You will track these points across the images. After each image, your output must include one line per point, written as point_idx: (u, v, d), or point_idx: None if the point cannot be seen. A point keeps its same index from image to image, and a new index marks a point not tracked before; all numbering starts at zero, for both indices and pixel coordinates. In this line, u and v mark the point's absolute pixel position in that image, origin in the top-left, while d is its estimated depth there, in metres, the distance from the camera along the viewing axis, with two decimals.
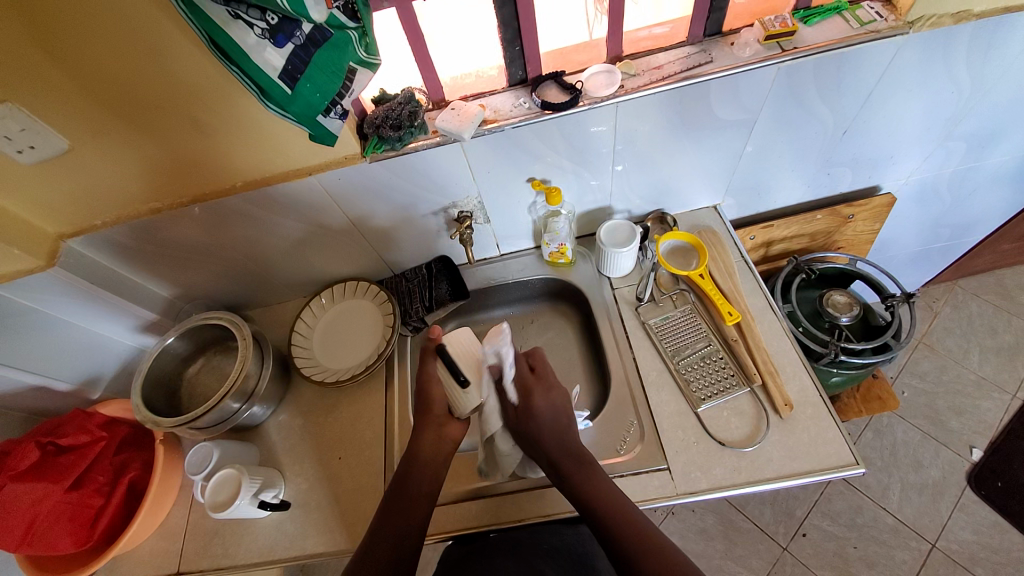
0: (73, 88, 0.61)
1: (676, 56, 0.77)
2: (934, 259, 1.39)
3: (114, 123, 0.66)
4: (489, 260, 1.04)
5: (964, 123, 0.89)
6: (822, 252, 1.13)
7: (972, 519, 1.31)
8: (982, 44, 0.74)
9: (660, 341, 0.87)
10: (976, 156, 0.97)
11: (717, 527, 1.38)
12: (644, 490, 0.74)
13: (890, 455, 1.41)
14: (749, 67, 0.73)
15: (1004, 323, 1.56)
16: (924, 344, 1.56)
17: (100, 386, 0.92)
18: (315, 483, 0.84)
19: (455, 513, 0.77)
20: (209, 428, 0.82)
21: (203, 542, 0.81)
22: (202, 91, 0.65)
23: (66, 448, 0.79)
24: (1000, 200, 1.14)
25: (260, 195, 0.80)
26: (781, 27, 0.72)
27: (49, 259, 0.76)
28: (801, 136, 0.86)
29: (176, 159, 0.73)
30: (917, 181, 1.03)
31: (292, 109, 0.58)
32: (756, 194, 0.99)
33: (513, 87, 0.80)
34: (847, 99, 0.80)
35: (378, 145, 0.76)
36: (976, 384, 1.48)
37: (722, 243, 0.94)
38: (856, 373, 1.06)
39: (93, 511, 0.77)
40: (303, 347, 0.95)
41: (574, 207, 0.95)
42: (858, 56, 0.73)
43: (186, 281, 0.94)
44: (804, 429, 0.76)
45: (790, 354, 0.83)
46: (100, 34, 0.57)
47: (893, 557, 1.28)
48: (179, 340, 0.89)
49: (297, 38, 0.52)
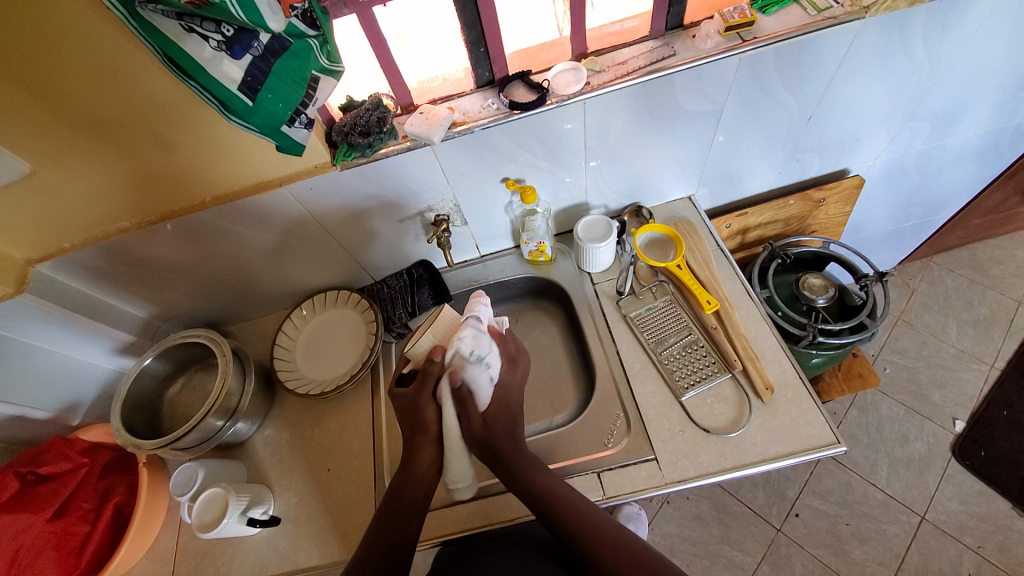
0: (31, 108, 0.60)
1: (640, 51, 0.78)
2: (907, 237, 1.42)
3: (79, 143, 0.65)
4: (469, 262, 1.04)
5: (926, 104, 0.91)
6: (798, 236, 1.15)
7: (958, 489, 1.34)
8: (935, 26, 0.76)
9: (642, 333, 0.87)
10: (940, 134, 1.00)
11: (712, 512, 1.40)
12: (633, 482, 0.74)
13: (876, 432, 1.44)
14: (711, 59, 0.74)
15: (979, 296, 1.60)
16: (904, 321, 1.60)
17: (80, 412, 0.90)
18: (305, 496, 0.83)
19: (443, 519, 0.76)
20: (194, 448, 0.80)
21: (193, 564, 0.80)
22: (165, 106, 0.64)
23: (47, 476, 0.78)
24: (966, 175, 1.17)
25: (231, 208, 0.79)
26: (740, 18, 0.74)
27: (18, 286, 0.75)
28: (767, 124, 0.87)
29: (144, 175, 0.72)
30: (885, 161, 1.05)
31: (255, 120, 0.57)
32: (729, 183, 1.00)
33: (482, 89, 0.80)
34: (809, 86, 0.81)
35: (348, 152, 0.76)
36: (955, 357, 1.52)
37: (698, 233, 0.95)
38: (835, 353, 1.08)
39: (78, 539, 0.75)
40: (286, 360, 0.94)
41: (549, 205, 0.95)
42: (816, 43, 0.75)
43: (163, 300, 0.93)
44: (785, 412, 0.77)
45: (768, 339, 0.84)
46: (58, 54, 0.56)
47: (884, 531, 1.30)
48: (158, 360, 0.87)
49: (254, 49, 0.52)
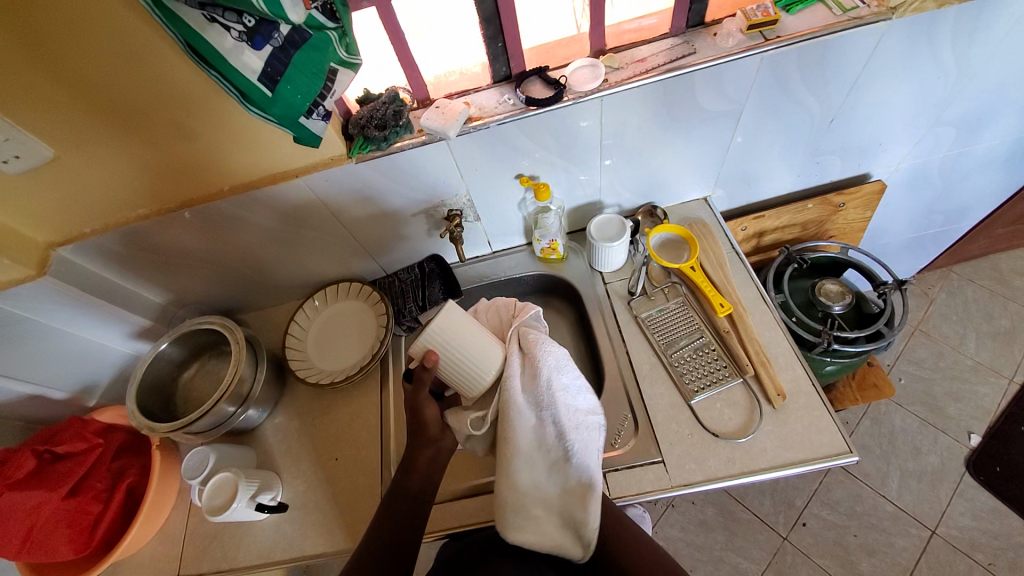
0: (58, 95, 0.61)
1: (659, 49, 0.77)
2: (928, 245, 1.38)
3: (103, 130, 0.66)
4: (480, 258, 1.04)
5: (953, 109, 0.88)
6: (815, 241, 1.13)
7: (972, 504, 1.31)
8: (967, 28, 0.74)
9: (653, 334, 0.87)
10: (968, 139, 0.97)
11: (717, 518, 1.39)
12: (638, 484, 0.74)
13: (889, 443, 1.42)
14: (732, 58, 0.72)
15: (1001, 308, 1.56)
16: (921, 331, 1.56)
17: (97, 394, 0.93)
18: (312, 485, 0.84)
19: (449, 513, 0.76)
20: (206, 433, 0.82)
21: (202, 547, 0.81)
22: (187, 95, 0.65)
23: (62, 456, 0.79)
24: (993, 183, 1.14)
25: (247, 198, 0.79)
26: (764, 16, 0.72)
27: (40, 268, 0.77)
28: (788, 125, 0.85)
29: (163, 163, 0.73)
30: (908, 167, 1.02)
31: (273, 112, 0.57)
32: (746, 185, 0.99)
33: (498, 84, 0.80)
34: (833, 87, 0.79)
35: (364, 145, 0.76)
36: (974, 370, 1.48)
37: (713, 235, 0.94)
38: (850, 362, 1.06)
39: (90, 517, 0.77)
40: (297, 350, 0.95)
41: (563, 203, 0.94)
42: (841, 43, 0.73)
43: (179, 287, 0.94)
44: (796, 419, 0.76)
45: (781, 344, 0.83)
46: (86, 42, 0.57)
47: (893, 544, 1.28)
48: (173, 346, 0.89)
49: (274, 40, 0.52)
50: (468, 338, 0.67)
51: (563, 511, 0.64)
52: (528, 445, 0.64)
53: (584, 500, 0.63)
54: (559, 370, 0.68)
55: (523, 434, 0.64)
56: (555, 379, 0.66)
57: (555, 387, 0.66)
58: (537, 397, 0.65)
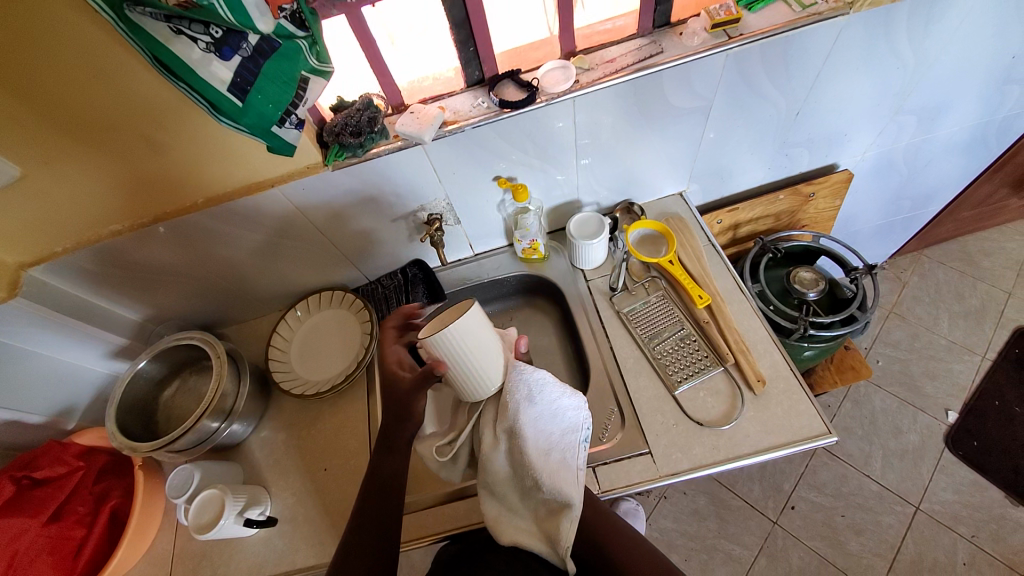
0: (20, 112, 0.60)
1: (629, 49, 0.79)
2: (898, 230, 1.43)
3: (70, 146, 0.65)
4: (463, 261, 1.05)
5: (912, 97, 0.92)
6: (788, 231, 1.16)
7: (952, 479, 1.35)
8: (920, 20, 0.77)
9: (635, 328, 0.88)
10: (928, 127, 1.01)
11: (709, 507, 1.41)
12: (628, 476, 0.75)
13: (870, 424, 1.46)
14: (698, 56, 0.74)
15: (970, 288, 1.62)
16: (895, 314, 1.61)
17: (75, 416, 0.90)
18: (302, 496, 0.84)
19: (441, 515, 0.76)
20: (188, 450, 0.80)
21: (191, 566, 0.80)
22: (155, 109, 0.64)
23: (42, 480, 0.77)
24: (953, 169, 1.19)
25: (223, 210, 0.79)
26: (726, 15, 0.74)
27: (10, 290, 0.75)
28: (755, 120, 0.88)
29: (134, 178, 0.72)
30: (874, 156, 1.06)
31: (244, 122, 0.57)
32: (719, 179, 1.01)
33: (472, 88, 0.81)
34: (796, 82, 0.82)
35: (339, 152, 0.76)
36: (947, 349, 1.53)
37: (689, 228, 0.96)
38: (827, 346, 1.09)
39: (74, 543, 0.75)
40: (280, 361, 0.94)
41: (542, 203, 0.96)
42: (802, 39, 0.75)
43: (156, 303, 0.92)
44: (777, 404, 0.78)
45: (760, 332, 0.85)
46: (48, 58, 0.56)
47: (879, 522, 1.32)
48: (152, 363, 0.87)
49: (243, 49, 0.52)
50: (484, 355, 0.63)
51: (544, 526, 0.63)
52: (502, 468, 0.65)
53: (562, 514, 0.61)
54: (532, 399, 0.65)
55: (498, 460, 0.65)
56: (521, 411, 0.64)
57: (522, 420, 0.64)
58: (506, 430, 0.65)
